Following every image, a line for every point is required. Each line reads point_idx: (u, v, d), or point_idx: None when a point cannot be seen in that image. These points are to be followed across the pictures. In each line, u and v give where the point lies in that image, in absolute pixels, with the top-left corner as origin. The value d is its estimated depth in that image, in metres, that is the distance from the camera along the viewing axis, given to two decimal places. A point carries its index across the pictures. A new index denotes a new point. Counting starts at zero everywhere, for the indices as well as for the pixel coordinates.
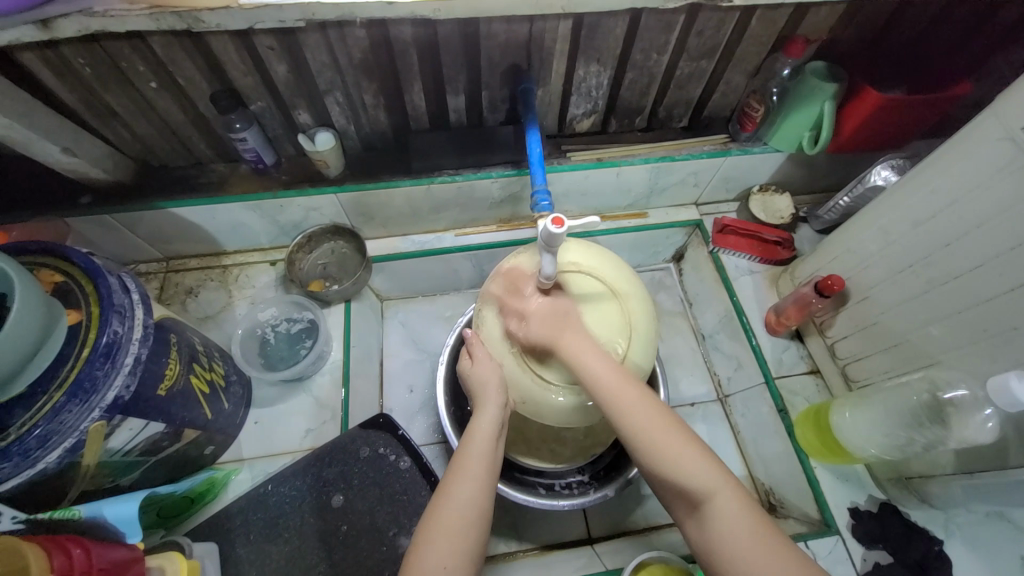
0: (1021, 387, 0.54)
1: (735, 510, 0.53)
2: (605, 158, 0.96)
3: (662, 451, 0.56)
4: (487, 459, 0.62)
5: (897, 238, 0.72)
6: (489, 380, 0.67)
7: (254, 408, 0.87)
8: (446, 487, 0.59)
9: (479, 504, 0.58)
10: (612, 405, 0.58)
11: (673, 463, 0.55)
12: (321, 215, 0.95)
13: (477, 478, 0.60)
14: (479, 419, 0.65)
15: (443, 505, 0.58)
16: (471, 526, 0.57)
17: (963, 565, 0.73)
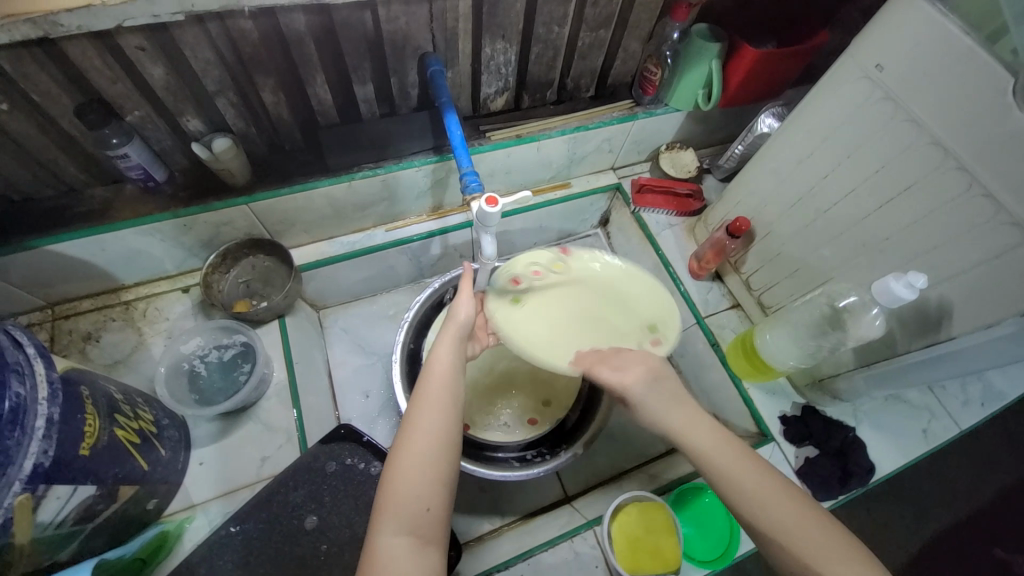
0: (898, 286, 0.63)
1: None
2: (524, 134, 0.98)
3: (806, 546, 0.49)
4: (448, 387, 0.60)
5: (786, 176, 0.82)
6: (457, 317, 0.67)
7: (196, 449, 0.80)
8: (411, 417, 0.58)
9: (447, 428, 0.56)
10: (738, 483, 0.53)
11: (813, 560, 0.48)
12: (234, 230, 0.87)
13: (440, 405, 0.58)
14: (440, 351, 0.64)
15: (407, 435, 0.56)
16: (439, 450, 0.55)
17: (873, 443, 0.89)
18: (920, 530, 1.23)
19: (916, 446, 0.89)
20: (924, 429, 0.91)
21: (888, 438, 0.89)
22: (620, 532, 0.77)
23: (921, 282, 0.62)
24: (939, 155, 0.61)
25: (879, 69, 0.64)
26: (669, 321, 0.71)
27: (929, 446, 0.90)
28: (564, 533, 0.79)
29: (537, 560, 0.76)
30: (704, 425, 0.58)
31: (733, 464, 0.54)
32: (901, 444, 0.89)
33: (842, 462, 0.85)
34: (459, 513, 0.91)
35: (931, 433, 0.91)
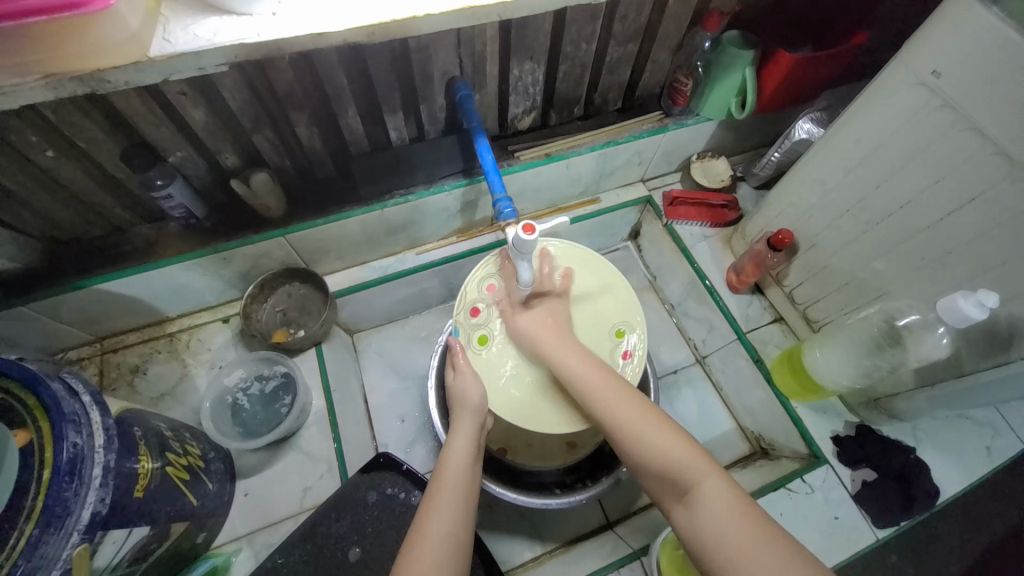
0: (966, 305, 0.59)
1: (724, 493, 0.53)
2: (553, 152, 0.97)
3: (650, 437, 0.60)
4: (461, 485, 0.63)
5: (832, 187, 0.78)
6: (468, 400, 0.72)
7: (241, 480, 0.81)
8: (422, 517, 0.60)
9: (460, 528, 0.59)
10: (594, 402, 0.65)
11: (654, 445, 0.59)
12: (270, 260, 0.89)
13: (455, 506, 0.61)
14: (453, 444, 0.68)
15: (421, 538, 0.57)
16: (453, 553, 0.57)
17: (933, 463, 0.83)
18: (984, 550, 1.16)
19: (981, 465, 0.84)
20: (987, 446, 0.85)
21: (949, 458, 0.84)
22: (670, 565, 0.72)
23: (994, 301, 0.57)
24: (1006, 166, 0.57)
25: (935, 76, 0.60)
26: (634, 325, 0.80)
27: (995, 465, 0.84)
28: (609, 563, 0.77)
29: None
30: (579, 355, 0.70)
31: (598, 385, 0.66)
32: (964, 463, 0.83)
33: (903, 487, 0.80)
34: (498, 539, 0.89)
35: (995, 451, 0.85)
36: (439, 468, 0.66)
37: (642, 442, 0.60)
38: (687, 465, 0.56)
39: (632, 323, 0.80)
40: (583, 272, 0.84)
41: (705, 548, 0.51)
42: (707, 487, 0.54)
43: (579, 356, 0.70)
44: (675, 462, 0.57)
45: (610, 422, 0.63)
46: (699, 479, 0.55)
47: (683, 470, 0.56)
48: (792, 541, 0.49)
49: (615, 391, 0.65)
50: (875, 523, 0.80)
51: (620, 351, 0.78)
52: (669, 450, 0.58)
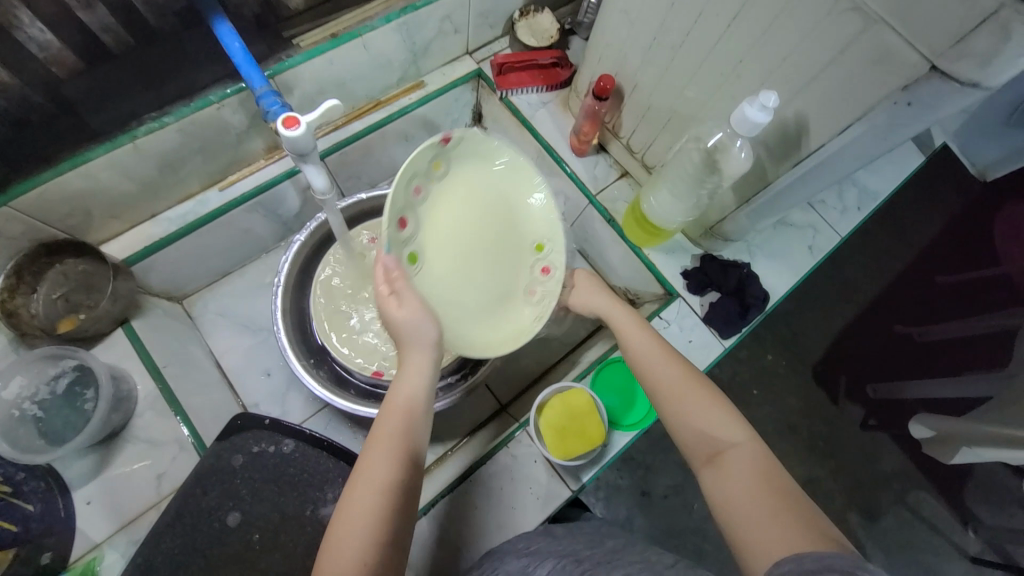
0: (752, 111, 0.59)
1: (753, 464, 0.52)
2: (339, 32, 0.81)
3: (685, 406, 0.58)
4: (405, 429, 0.55)
5: (636, 15, 0.73)
6: (412, 328, 0.60)
7: (77, 490, 0.70)
8: (364, 463, 0.53)
9: (405, 476, 0.52)
10: (640, 368, 0.63)
11: (686, 384, 0.59)
12: (9, 240, 0.69)
13: (399, 451, 0.53)
14: (404, 384, 0.59)
15: (359, 481, 0.51)
16: (396, 500, 0.51)
17: (765, 272, 0.92)
18: (826, 331, 1.38)
19: (805, 263, 0.94)
20: (810, 246, 0.95)
21: (779, 264, 0.93)
22: (547, 425, 0.79)
23: (773, 100, 0.57)
24: None
25: None
26: (557, 237, 0.68)
27: (816, 260, 0.95)
28: (497, 443, 0.80)
29: (477, 475, 0.77)
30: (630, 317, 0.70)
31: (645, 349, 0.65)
32: (791, 265, 0.93)
33: (740, 298, 0.88)
34: None
35: (817, 248, 0.95)
36: (387, 406, 0.58)
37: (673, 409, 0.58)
38: (723, 434, 0.55)
39: (553, 237, 0.68)
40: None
41: (725, 517, 0.50)
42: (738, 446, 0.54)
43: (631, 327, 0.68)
44: (709, 433, 0.55)
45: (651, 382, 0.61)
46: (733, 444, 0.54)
47: (719, 438, 0.55)
48: (807, 507, 0.48)
49: (659, 354, 0.64)
50: (722, 336, 0.88)
51: (539, 267, 0.69)
52: (705, 422, 0.56)
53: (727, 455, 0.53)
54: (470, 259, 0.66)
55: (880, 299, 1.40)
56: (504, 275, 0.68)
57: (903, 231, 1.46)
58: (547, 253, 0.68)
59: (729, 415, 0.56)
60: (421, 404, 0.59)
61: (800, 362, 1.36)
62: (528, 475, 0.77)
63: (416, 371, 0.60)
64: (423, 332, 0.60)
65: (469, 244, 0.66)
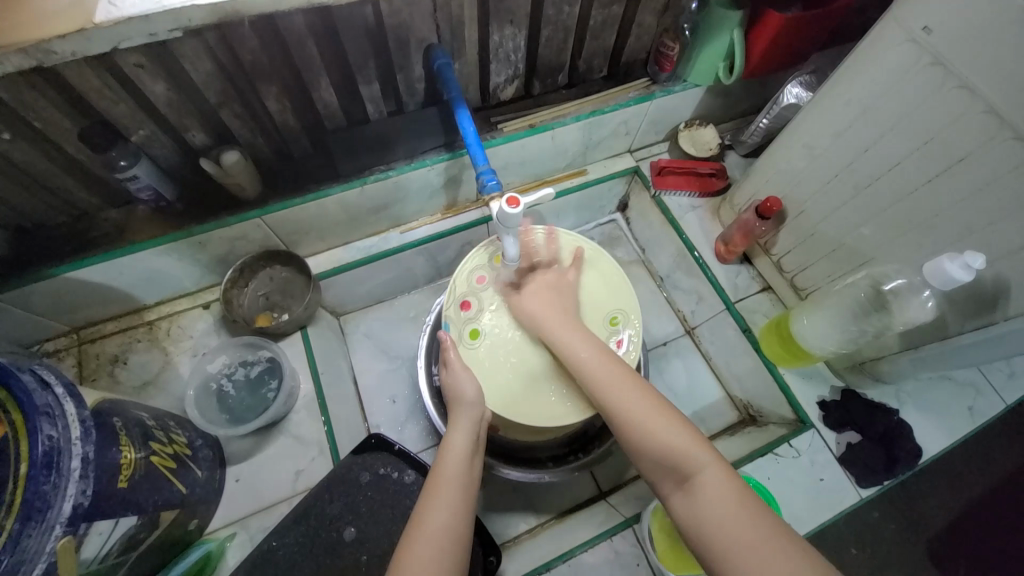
0: (953, 267, 0.59)
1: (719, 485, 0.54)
2: (537, 123, 0.94)
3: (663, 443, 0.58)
4: (462, 477, 0.63)
5: (821, 152, 0.77)
6: (464, 396, 0.72)
7: (231, 466, 0.80)
8: (423, 509, 0.59)
9: (459, 520, 0.58)
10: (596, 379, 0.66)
11: (652, 429, 0.59)
12: (248, 243, 0.86)
13: (455, 500, 0.60)
14: (454, 436, 0.68)
15: (420, 528, 0.57)
16: (451, 543, 0.56)
17: (916, 424, 0.85)
18: (957, 502, 1.21)
19: (963, 424, 0.86)
20: (970, 407, 0.87)
21: (931, 418, 0.86)
22: (660, 527, 0.76)
23: (979, 263, 0.58)
24: (997, 123, 0.56)
25: (926, 32, 0.58)
26: (630, 311, 0.82)
27: (976, 424, 0.86)
28: (601, 533, 0.79)
29: (577, 560, 0.75)
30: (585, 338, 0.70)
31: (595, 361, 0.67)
32: (947, 423, 0.85)
33: (886, 449, 0.82)
34: (494, 513, 0.90)
35: (977, 411, 0.87)
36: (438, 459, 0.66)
37: (634, 426, 0.60)
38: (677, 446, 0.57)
39: (627, 311, 0.82)
40: (570, 253, 0.86)
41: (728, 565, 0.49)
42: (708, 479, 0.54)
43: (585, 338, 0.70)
44: (665, 441, 0.58)
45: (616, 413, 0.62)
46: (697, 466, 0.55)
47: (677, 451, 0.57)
48: (769, 515, 0.51)
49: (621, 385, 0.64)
50: (859, 483, 0.82)
51: (613, 339, 0.80)
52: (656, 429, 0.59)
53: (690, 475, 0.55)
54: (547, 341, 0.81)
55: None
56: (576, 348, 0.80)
57: None
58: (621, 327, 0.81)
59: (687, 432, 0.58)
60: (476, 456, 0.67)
61: (921, 530, 1.19)
62: None
63: (468, 426, 0.69)
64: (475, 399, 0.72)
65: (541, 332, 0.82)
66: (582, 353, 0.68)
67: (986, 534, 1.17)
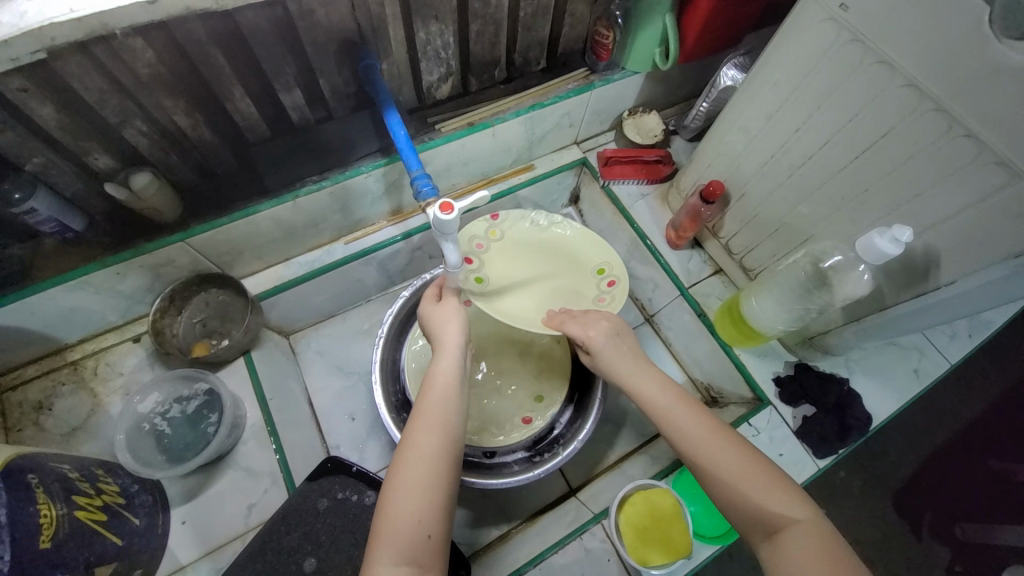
0: (883, 242, 0.60)
1: (809, 543, 0.50)
2: (476, 121, 0.91)
3: (751, 485, 0.54)
4: (450, 404, 0.61)
5: (757, 133, 0.77)
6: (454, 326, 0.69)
7: (177, 508, 0.75)
8: (411, 434, 0.59)
9: (449, 445, 0.59)
10: (671, 427, 0.60)
11: (733, 471, 0.55)
12: (176, 269, 0.80)
13: (446, 424, 0.60)
14: (443, 364, 0.66)
15: (408, 451, 0.57)
16: (437, 469, 0.56)
17: (866, 391, 0.88)
18: (911, 456, 1.26)
19: (909, 386, 0.89)
20: (915, 369, 0.91)
21: (880, 383, 0.89)
22: (627, 523, 0.76)
23: (907, 235, 0.59)
24: (915, 97, 0.57)
25: (843, 9, 0.59)
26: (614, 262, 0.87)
27: (922, 385, 0.90)
28: (571, 532, 0.78)
29: (548, 563, 0.74)
30: (656, 376, 0.65)
31: (675, 411, 0.61)
32: (896, 387, 0.89)
33: (840, 417, 0.84)
34: (465, 523, 0.88)
35: (923, 372, 0.91)
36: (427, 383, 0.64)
37: (724, 479, 0.55)
38: (777, 507, 0.52)
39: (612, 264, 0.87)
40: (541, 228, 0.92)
41: None
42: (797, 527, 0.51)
43: (662, 386, 0.64)
44: (762, 503, 0.53)
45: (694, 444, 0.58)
46: (789, 519, 0.52)
47: (776, 514, 0.52)
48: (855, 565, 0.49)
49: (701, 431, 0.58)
50: (816, 454, 0.84)
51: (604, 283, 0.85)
52: (748, 485, 0.54)
53: (783, 533, 0.51)
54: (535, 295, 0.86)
55: (977, 429, 1.28)
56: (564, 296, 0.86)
57: (1006, 359, 1.35)
58: (608, 274, 0.86)
59: (787, 487, 0.54)
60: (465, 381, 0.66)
61: (879, 486, 1.24)
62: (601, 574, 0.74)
63: (457, 355, 0.67)
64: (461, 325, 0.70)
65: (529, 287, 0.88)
66: (660, 402, 0.62)
67: (938, 483, 1.23)
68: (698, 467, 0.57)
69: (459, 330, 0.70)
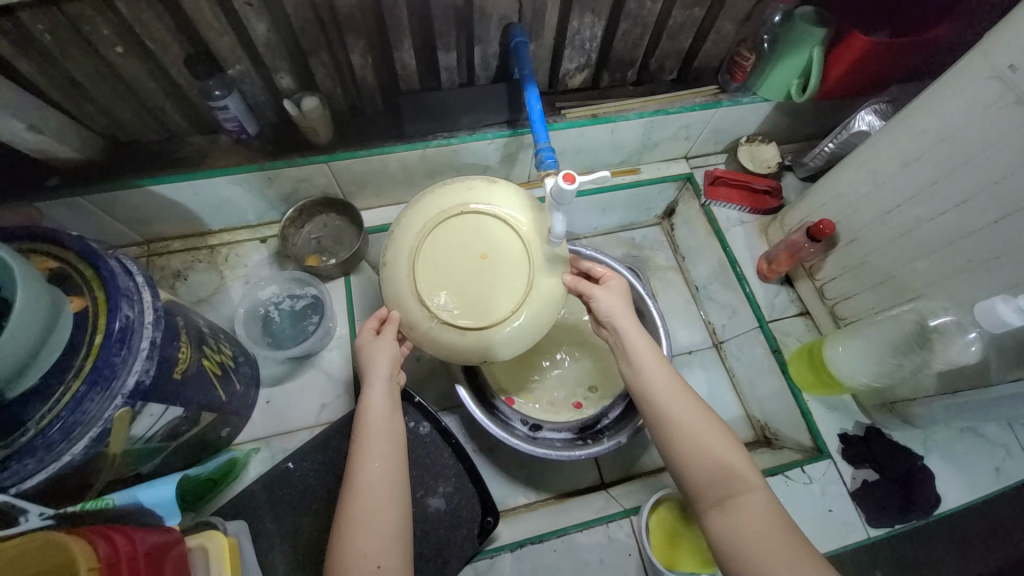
0: (1005, 310, 0.58)
1: (761, 511, 0.54)
2: (600, 114, 0.95)
3: (703, 446, 0.59)
4: (386, 432, 0.62)
5: (886, 179, 0.75)
6: (378, 360, 0.66)
7: (265, 387, 0.86)
8: (353, 472, 0.59)
9: (395, 466, 0.60)
10: (659, 408, 0.63)
11: (699, 445, 0.60)
12: (311, 187, 0.91)
13: (389, 449, 0.61)
14: (370, 395, 0.65)
15: (354, 485, 0.58)
16: (384, 494, 0.58)
17: (940, 474, 0.83)
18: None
19: (989, 483, 0.83)
20: (998, 467, 0.84)
21: (956, 471, 0.83)
22: (658, 525, 0.77)
23: None
24: None
25: (1011, 71, 0.57)
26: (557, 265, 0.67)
27: (1002, 485, 0.83)
28: (598, 517, 0.80)
29: (571, 538, 0.77)
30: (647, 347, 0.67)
31: (651, 376, 0.65)
32: (970, 479, 0.83)
33: (905, 490, 0.80)
34: (496, 482, 0.93)
35: (1005, 473, 0.84)
36: (359, 418, 0.64)
37: (690, 446, 0.60)
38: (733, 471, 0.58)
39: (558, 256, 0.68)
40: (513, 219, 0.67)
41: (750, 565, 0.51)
42: (748, 496, 0.56)
43: (654, 359, 0.66)
44: (732, 470, 0.58)
45: (669, 415, 0.62)
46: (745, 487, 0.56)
47: (732, 472, 0.58)
48: (800, 536, 0.53)
49: (673, 395, 0.63)
50: (869, 522, 0.80)
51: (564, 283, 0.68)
52: (717, 451, 0.59)
53: (742, 499, 0.56)
54: (489, 268, 0.65)
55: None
56: (518, 270, 0.65)
57: None
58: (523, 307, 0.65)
59: (740, 456, 0.59)
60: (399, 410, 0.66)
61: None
62: (619, 564, 0.76)
63: (386, 385, 0.66)
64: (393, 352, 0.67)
65: (494, 242, 0.66)
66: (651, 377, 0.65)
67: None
68: (672, 437, 0.61)
69: (394, 355, 0.67)
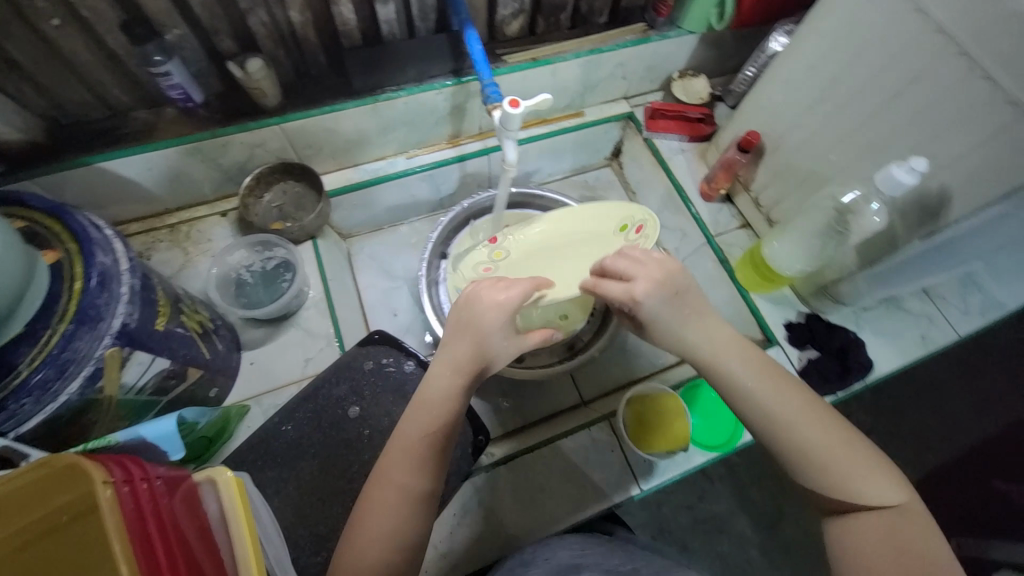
0: (900, 173, 0.67)
1: (892, 526, 0.50)
2: (539, 57, 1.00)
3: (840, 463, 0.54)
4: (427, 430, 0.59)
5: (797, 84, 0.84)
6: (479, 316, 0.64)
7: (247, 350, 0.88)
8: (389, 461, 0.58)
9: (422, 481, 0.57)
10: (802, 445, 0.55)
11: (835, 467, 0.54)
12: (266, 152, 0.92)
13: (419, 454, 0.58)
14: (431, 382, 0.62)
15: (380, 484, 0.57)
16: (409, 504, 0.56)
17: (872, 345, 0.94)
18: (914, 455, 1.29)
19: (914, 348, 0.95)
20: (922, 335, 0.96)
21: (886, 341, 0.95)
22: (632, 415, 0.87)
23: (921, 165, 0.66)
24: (941, 42, 0.64)
25: None
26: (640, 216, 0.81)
27: (926, 349, 0.95)
28: (582, 424, 0.87)
29: (558, 445, 0.84)
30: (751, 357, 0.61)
31: (774, 387, 0.59)
32: (901, 347, 0.95)
33: (842, 360, 0.91)
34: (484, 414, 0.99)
35: (929, 339, 0.96)
36: (415, 404, 0.62)
37: (813, 461, 0.54)
38: (870, 489, 0.52)
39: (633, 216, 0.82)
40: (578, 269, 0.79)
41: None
42: (877, 512, 0.51)
43: (777, 385, 0.59)
44: (857, 486, 0.53)
45: (789, 437, 0.56)
46: (876, 506, 0.52)
47: (859, 493, 0.52)
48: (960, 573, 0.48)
49: (797, 408, 0.57)
50: (815, 393, 0.90)
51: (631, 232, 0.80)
52: (856, 476, 0.53)
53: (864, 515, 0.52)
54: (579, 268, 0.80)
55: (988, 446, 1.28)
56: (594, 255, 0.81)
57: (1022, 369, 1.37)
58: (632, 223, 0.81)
59: (887, 478, 0.53)
60: (456, 406, 0.61)
61: None
62: (603, 459, 0.83)
63: (453, 369, 0.63)
64: (480, 322, 0.64)
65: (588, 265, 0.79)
66: (772, 400, 0.58)
67: (938, 486, 1.26)
68: (789, 443, 0.56)
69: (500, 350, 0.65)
